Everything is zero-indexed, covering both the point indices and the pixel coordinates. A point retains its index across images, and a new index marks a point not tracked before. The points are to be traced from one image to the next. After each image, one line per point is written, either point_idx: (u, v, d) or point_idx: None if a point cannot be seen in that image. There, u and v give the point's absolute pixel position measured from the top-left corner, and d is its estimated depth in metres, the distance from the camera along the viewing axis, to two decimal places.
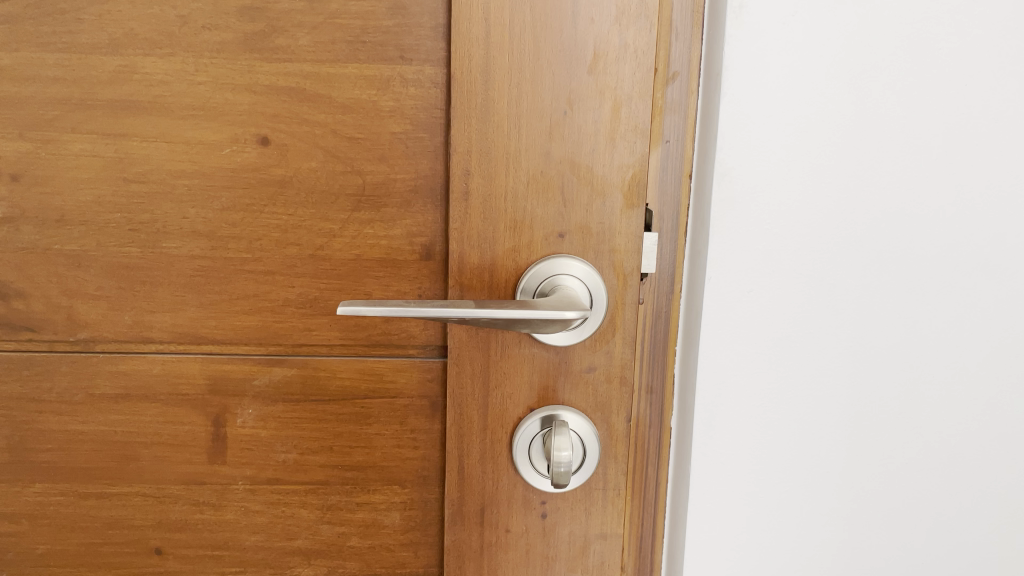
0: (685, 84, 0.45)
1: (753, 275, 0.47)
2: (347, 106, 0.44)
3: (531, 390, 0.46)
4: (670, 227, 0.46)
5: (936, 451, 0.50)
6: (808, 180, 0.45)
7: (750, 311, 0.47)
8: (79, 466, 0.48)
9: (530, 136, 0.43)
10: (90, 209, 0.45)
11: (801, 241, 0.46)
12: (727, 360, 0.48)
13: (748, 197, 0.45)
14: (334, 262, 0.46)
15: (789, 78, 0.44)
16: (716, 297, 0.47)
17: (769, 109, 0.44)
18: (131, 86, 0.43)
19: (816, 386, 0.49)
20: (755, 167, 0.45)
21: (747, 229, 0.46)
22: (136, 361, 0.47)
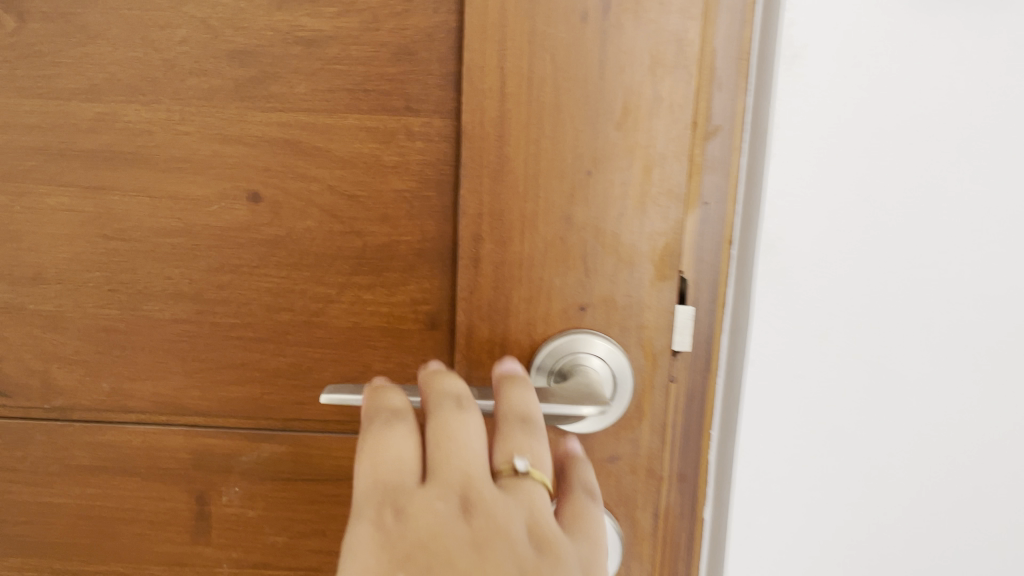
0: (729, 140, 0.39)
1: (802, 358, 0.41)
2: (347, 161, 0.39)
3: None
4: (707, 297, 0.41)
5: (1010, 563, 0.44)
6: (869, 253, 0.39)
7: (798, 397, 0.41)
8: (54, 542, 0.44)
9: (549, 199, 0.38)
10: (67, 268, 0.41)
11: (856, 321, 0.40)
12: (769, 452, 0.42)
13: (797, 272, 0.40)
14: (330, 329, 0.41)
15: (848, 139, 0.38)
16: (757, 382, 0.41)
17: (823, 172, 0.38)
18: (113, 135, 0.39)
19: (871, 484, 0.42)
20: (810, 237, 0.39)
21: (795, 307, 0.40)
22: (115, 431, 0.43)
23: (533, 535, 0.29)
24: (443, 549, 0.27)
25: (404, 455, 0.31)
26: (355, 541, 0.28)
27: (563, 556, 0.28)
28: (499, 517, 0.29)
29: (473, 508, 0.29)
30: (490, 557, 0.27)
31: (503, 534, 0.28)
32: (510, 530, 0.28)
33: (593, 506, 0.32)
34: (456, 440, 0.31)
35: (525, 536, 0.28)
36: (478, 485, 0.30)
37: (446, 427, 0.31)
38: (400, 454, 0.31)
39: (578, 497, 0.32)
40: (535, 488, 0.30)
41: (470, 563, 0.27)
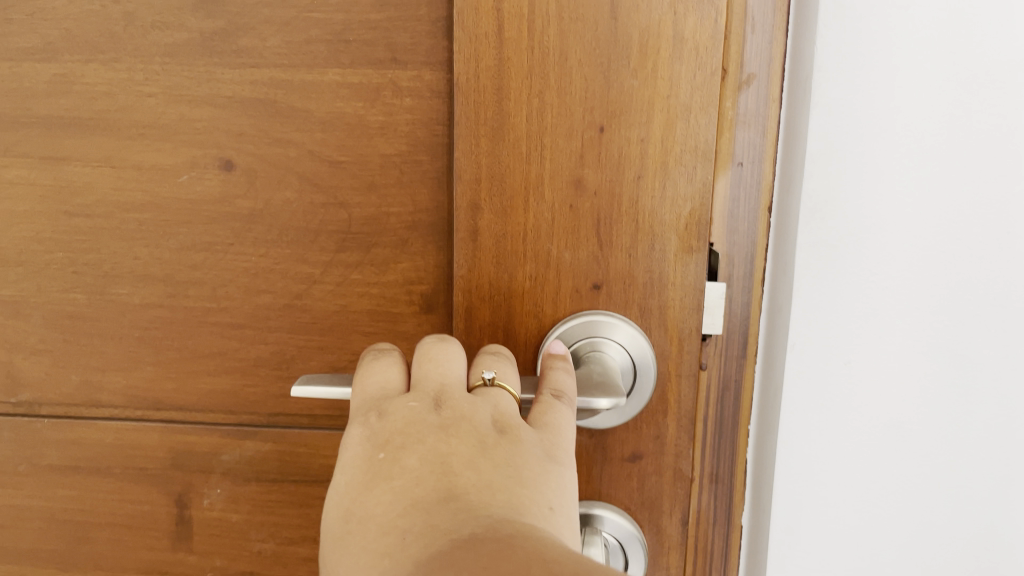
0: (765, 90, 0.34)
1: (854, 341, 0.34)
2: (327, 122, 0.35)
3: None
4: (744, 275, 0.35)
5: None
6: (939, 214, 0.32)
7: (850, 390, 0.34)
8: (26, 547, 0.41)
9: (556, 160, 0.33)
10: (28, 248, 0.37)
11: (922, 296, 0.33)
12: (816, 454, 0.35)
13: (847, 237, 0.33)
14: (315, 314, 0.37)
15: (909, 77, 0.31)
16: (800, 371, 0.34)
17: (879, 118, 0.31)
18: (70, 99, 0.35)
19: (942, 494, 0.35)
20: (865, 194, 0.32)
21: (844, 280, 0.33)
22: (87, 427, 0.39)
23: (499, 424, 0.28)
24: (415, 432, 0.28)
25: (388, 375, 0.31)
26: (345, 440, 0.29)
27: (525, 436, 0.28)
28: (464, 408, 0.29)
29: (443, 402, 0.29)
30: (454, 434, 0.27)
31: (468, 420, 0.28)
32: (475, 417, 0.28)
33: (559, 404, 0.30)
34: (433, 359, 0.31)
35: (490, 423, 0.28)
36: (450, 391, 0.30)
37: (423, 350, 0.31)
38: (382, 372, 0.31)
39: (545, 396, 0.31)
40: (500, 396, 0.30)
41: (437, 438, 0.27)
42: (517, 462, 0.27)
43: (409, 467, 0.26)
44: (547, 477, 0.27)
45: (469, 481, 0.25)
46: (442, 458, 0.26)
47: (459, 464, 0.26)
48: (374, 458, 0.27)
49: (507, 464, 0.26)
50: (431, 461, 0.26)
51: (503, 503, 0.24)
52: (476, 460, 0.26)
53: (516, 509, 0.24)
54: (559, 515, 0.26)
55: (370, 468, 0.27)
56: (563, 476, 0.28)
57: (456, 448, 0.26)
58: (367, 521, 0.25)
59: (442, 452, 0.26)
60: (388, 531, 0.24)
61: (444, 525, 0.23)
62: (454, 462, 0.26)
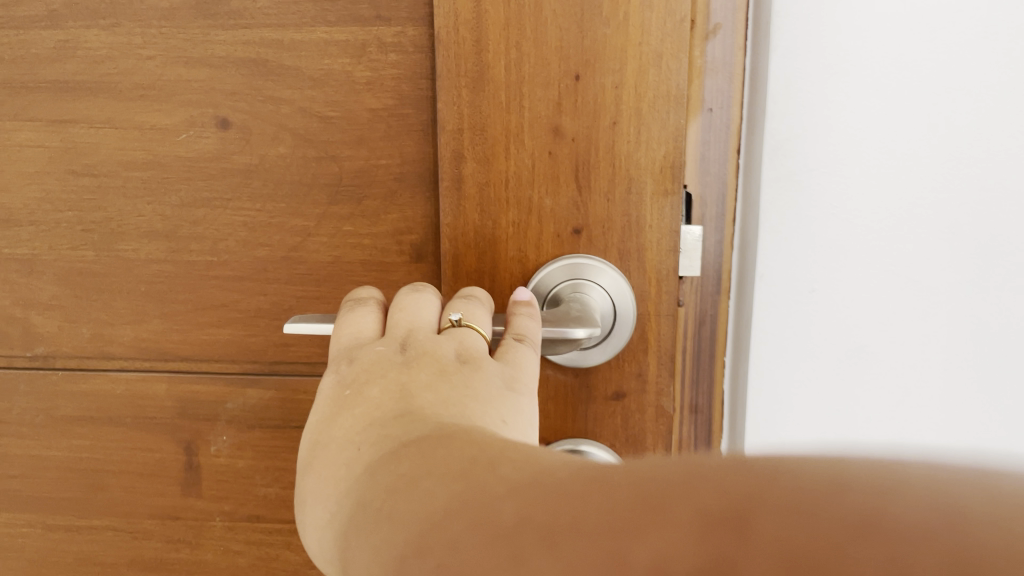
0: (732, 39, 0.35)
1: (817, 269, 0.36)
2: (317, 80, 0.36)
3: (547, 421, 0.38)
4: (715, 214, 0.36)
5: None
6: (894, 147, 0.34)
7: (815, 317, 0.36)
8: (45, 496, 0.43)
9: (534, 109, 0.35)
10: (39, 208, 0.39)
11: (879, 226, 0.35)
12: (787, 381, 0.37)
13: (807, 172, 0.35)
14: (311, 265, 0.38)
15: (858, 18, 0.33)
16: (769, 301, 0.36)
17: (832, 58, 0.33)
18: (74, 64, 0.37)
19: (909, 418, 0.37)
20: (821, 132, 0.34)
21: (806, 212, 0.35)
22: (99, 379, 0.41)
23: (462, 357, 0.30)
24: (379, 369, 0.30)
25: (362, 324, 0.33)
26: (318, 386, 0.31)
27: (486, 365, 0.30)
28: (428, 345, 0.31)
29: (409, 343, 0.31)
30: (416, 368, 0.29)
31: (431, 354, 0.30)
32: (439, 351, 0.30)
33: (522, 348, 0.32)
34: (407, 307, 0.33)
35: (453, 355, 0.30)
36: (418, 333, 0.31)
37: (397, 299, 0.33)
38: (357, 322, 0.33)
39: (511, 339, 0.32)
40: (468, 334, 0.31)
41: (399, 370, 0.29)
42: (476, 385, 0.29)
43: (373, 396, 0.28)
44: (500, 401, 0.29)
45: (426, 398, 0.27)
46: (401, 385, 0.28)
47: (417, 386, 0.28)
48: (343, 395, 0.29)
49: (464, 386, 0.28)
50: (393, 388, 0.28)
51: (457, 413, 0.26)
52: (434, 383, 0.28)
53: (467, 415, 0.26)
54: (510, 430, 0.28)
55: (338, 404, 0.29)
56: (520, 401, 0.30)
57: (417, 377, 0.29)
58: (333, 441, 0.27)
59: (403, 379, 0.28)
60: (348, 442, 0.26)
61: (395, 427, 0.25)
62: (412, 385, 0.28)
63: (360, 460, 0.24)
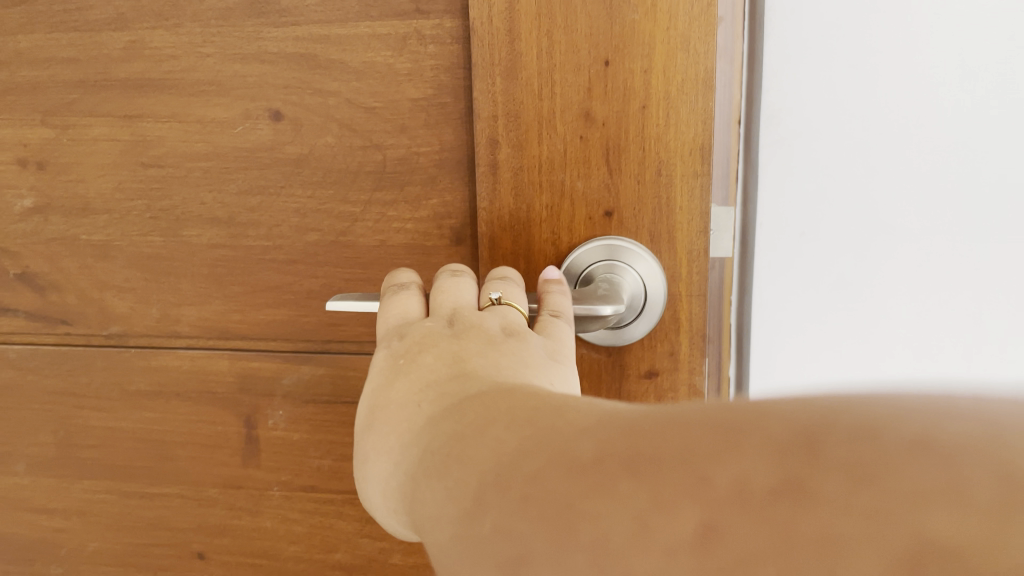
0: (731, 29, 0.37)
1: (806, 217, 0.44)
2: (361, 72, 0.38)
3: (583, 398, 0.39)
4: (718, 180, 0.37)
5: None
6: (867, 114, 0.41)
7: (804, 255, 0.45)
8: (121, 464, 0.46)
9: (565, 95, 0.36)
10: (111, 197, 0.42)
11: (858, 178, 0.42)
12: (782, 308, 0.46)
13: (796, 135, 0.43)
14: (358, 248, 0.41)
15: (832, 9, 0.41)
16: (766, 244, 0.45)
17: (812, 41, 0.41)
18: (141, 63, 0.40)
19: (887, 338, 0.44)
20: (804, 101, 0.42)
21: (794, 168, 0.43)
22: (167, 355, 0.44)
23: (507, 329, 0.31)
24: (432, 339, 0.29)
25: (405, 307, 0.34)
26: (374, 359, 0.31)
27: (532, 336, 0.31)
28: (474, 319, 0.31)
29: (456, 319, 0.31)
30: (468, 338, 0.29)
31: (480, 328, 0.30)
32: (485, 324, 0.31)
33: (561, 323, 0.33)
34: (449, 290, 0.34)
35: (498, 327, 0.31)
36: (462, 311, 0.32)
37: (439, 283, 0.34)
38: (400, 305, 0.34)
39: (546, 315, 0.33)
40: (511, 312, 0.32)
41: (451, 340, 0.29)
42: (525, 353, 0.29)
43: (429, 360, 0.28)
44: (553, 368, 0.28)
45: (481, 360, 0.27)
46: (457, 352, 0.28)
47: (471, 350, 0.28)
48: (397, 362, 0.29)
49: (515, 352, 0.28)
50: (447, 352, 0.28)
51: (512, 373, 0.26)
52: (487, 349, 0.28)
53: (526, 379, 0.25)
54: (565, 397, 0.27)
55: (394, 372, 0.28)
56: (567, 372, 0.30)
57: (468, 343, 0.29)
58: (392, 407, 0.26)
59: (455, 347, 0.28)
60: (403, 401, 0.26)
61: (453, 385, 0.24)
62: (467, 350, 0.28)
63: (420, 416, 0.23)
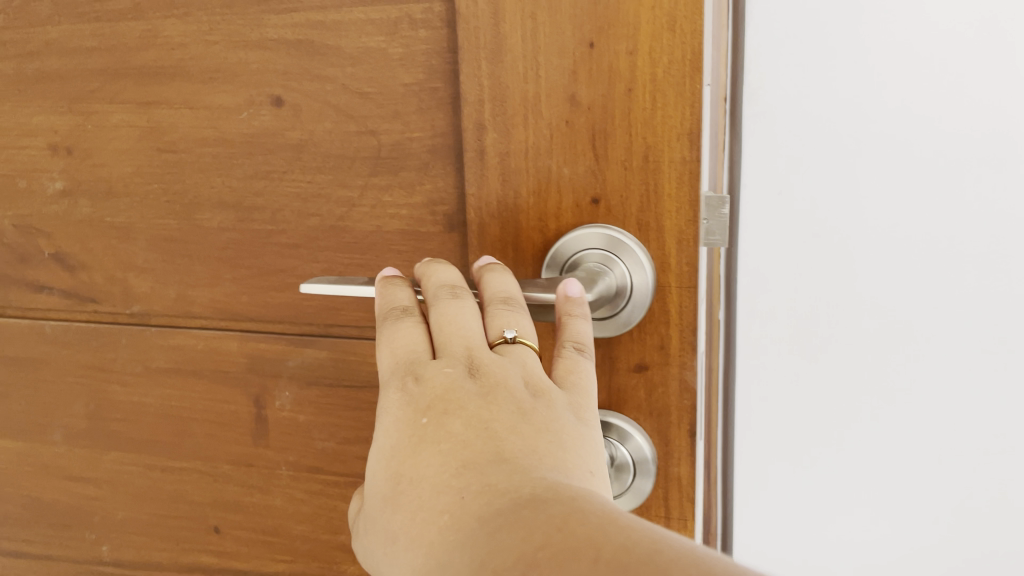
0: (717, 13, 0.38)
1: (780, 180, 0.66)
2: (356, 57, 0.38)
3: None
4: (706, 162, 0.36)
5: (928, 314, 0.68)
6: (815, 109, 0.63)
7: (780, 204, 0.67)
8: (145, 438, 0.49)
9: (550, 78, 0.35)
10: (131, 181, 0.44)
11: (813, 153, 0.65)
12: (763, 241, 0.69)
13: (771, 118, 0.64)
14: (355, 233, 0.41)
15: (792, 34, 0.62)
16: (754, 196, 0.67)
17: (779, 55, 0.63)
18: (155, 51, 0.42)
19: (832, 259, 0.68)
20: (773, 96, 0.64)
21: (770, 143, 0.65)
22: (183, 335, 0.46)
23: (531, 386, 0.30)
24: (454, 398, 0.28)
25: (412, 337, 0.32)
26: (385, 404, 0.30)
27: (557, 397, 0.29)
28: (496, 373, 0.30)
29: (476, 368, 0.30)
30: (496, 405, 0.28)
31: (504, 384, 0.29)
32: (509, 381, 0.29)
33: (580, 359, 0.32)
34: (452, 320, 0.32)
35: (523, 384, 0.29)
36: (477, 353, 0.31)
37: (444, 312, 0.32)
38: (404, 334, 0.32)
39: (569, 351, 0.32)
40: (526, 352, 0.31)
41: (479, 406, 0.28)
42: (554, 425, 0.28)
43: (455, 432, 0.27)
44: (584, 440, 0.28)
45: (515, 445, 0.26)
46: (485, 423, 0.27)
47: (502, 429, 0.27)
48: (417, 424, 0.28)
49: (547, 429, 0.28)
50: (475, 426, 0.27)
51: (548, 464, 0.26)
52: (518, 425, 0.27)
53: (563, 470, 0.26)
54: (598, 479, 0.28)
55: (413, 437, 0.28)
56: (594, 435, 0.29)
57: (497, 415, 0.28)
58: (417, 481, 0.26)
59: (485, 418, 0.28)
60: (436, 489, 0.26)
61: (501, 500, 0.24)
62: (499, 428, 0.27)
63: (466, 514, 0.24)
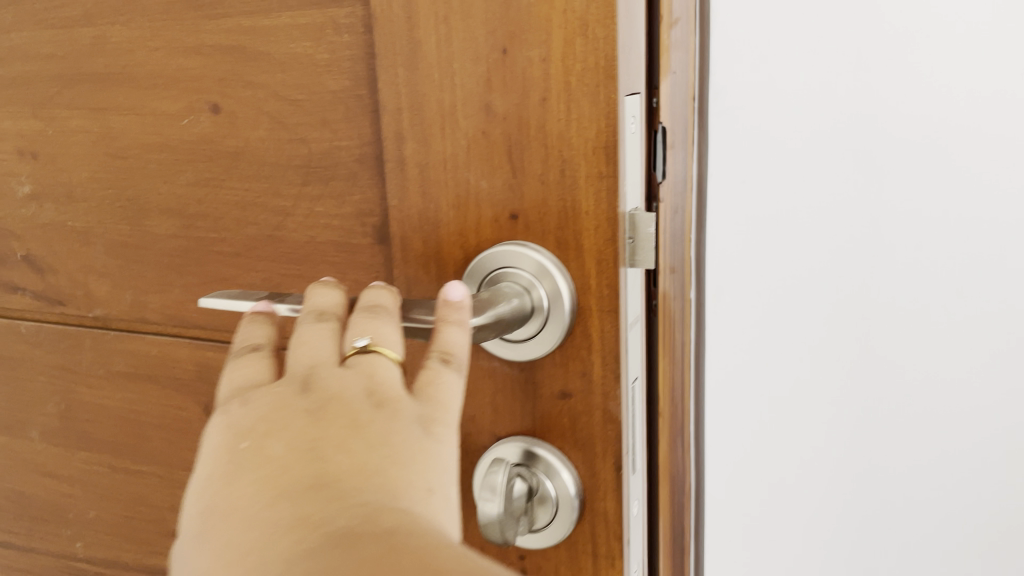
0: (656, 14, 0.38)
1: None
2: (285, 64, 0.37)
3: (497, 415, 0.36)
4: (632, 173, 0.33)
5: None
6: None
7: None
8: (109, 439, 0.49)
9: (465, 86, 0.33)
10: (88, 186, 0.44)
11: None
12: None
13: None
14: (290, 243, 0.40)
15: None
16: None
17: None
18: (105, 57, 0.42)
19: None
20: None
21: None
22: (140, 340, 0.46)
23: (373, 396, 0.27)
24: (281, 419, 0.26)
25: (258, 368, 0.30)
26: (207, 433, 0.27)
27: (403, 407, 0.27)
28: (333, 387, 0.27)
29: (313, 385, 0.28)
30: (327, 422, 0.26)
31: (340, 398, 0.27)
32: (346, 394, 0.27)
33: (446, 368, 0.29)
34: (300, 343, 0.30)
35: (363, 396, 0.27)
36: (319, 370, 0.28)
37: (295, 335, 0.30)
38: (245, 371, 0.30)
39: (431, 360, 0.29)
40: (376, 360, 0.29)
41: (305, 424, 0.26)
42: (392, 438, 0.26)
43: (277, 455, 0.25)
44: (429, 456, 0.26)
45: (338, 467, 0.24)
46: (310, 444, 0.25)
47: (328, 448, 0.25)
48: (237, 449, 0.26)
49: (381, 443, 0.25)
50: (299, 448, 0.25)
51: (370, 486, 0.24)
52: (347, 442, 0.25)
53: (391, 491, 0.24)
54: (439, 496, 0.25)
55: (232, 464, 0.25)
56: (441, 450, 0.27)
57: (326, 434, 0.25)
58: (231, 515, 0.24)
59: (310, 437, 0.25)
60: (247, 524, 0.23)
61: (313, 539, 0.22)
62: (324, 448, 0.25)
63: (274, 555, 0.22)
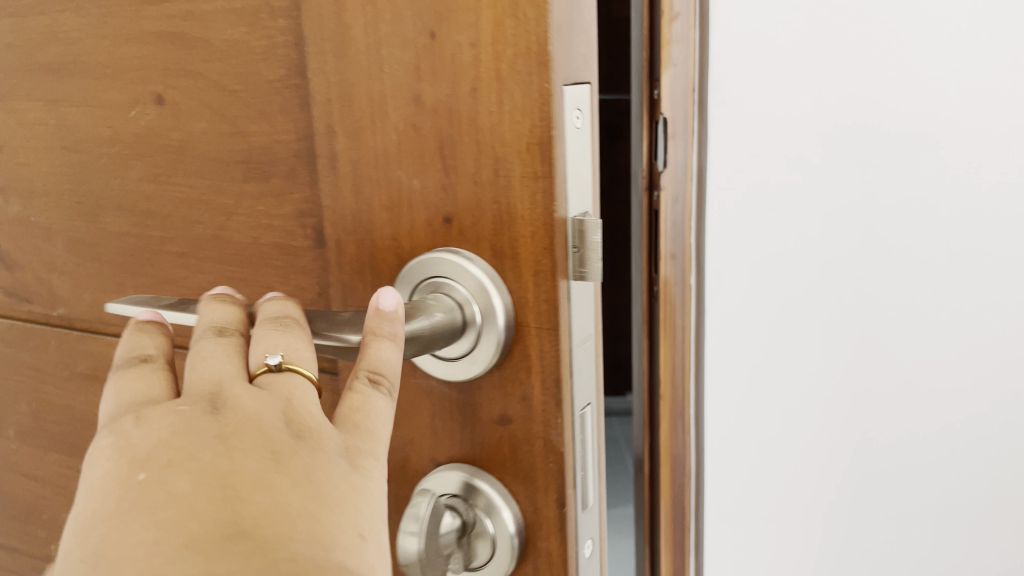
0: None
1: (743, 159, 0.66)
2: (223, 51, 0.35)
3: (436, 439, 0.33)
4: (577, 173, 0.29)
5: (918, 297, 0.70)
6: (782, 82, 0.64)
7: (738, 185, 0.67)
8: (75, 442, 0.48)
9: (393, 74, 0.30)
10: (48, 180, 0.43)
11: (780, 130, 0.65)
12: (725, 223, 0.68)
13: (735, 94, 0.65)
14: (234, 244, 0.37)
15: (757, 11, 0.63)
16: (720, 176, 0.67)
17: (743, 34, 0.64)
18: (59, 47, 0.40)
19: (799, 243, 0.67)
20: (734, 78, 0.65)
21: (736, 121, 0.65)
22: (99, 340, 0.44)
23: (293, 424, 0.24)
24: (184, 444, 0.22)
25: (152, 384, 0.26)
26: (92, 456, 0.23)
27: (328, 440, 0.24)
28: (248, 408, 0.24)
29: (221, 405, 0.24)
30: (240, 453, 0.22)
31: (257, 425, 0.23)
32: (264, 420, 0.23)
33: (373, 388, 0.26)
34: (210, 358, 0.26)
35: (283, 424, 0.24)
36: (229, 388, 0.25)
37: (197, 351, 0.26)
38: (135, 385, 0.26)
39: (365, 376, 0.26)
40: (294, 382, 0.25)
41: (212, 454, 0.22)
42: (321, 476, 0.23)
43: (177, 496, 0.21)
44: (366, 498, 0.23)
45: (257, 509, 0.21)
46: (220, 477, 0.21)
47: (244, 485, 0.21)
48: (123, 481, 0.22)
49: (309, 481, 0.22)
50: (207, 482, 0.21)
51: (292, 538, 0.21)
52: (268, 477, 0.22)
53: (319, 539, 0.21)
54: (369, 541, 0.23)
55: (123, 509, 0.21)
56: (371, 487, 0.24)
57: (241, 468, 0.22)
58: (118, 565, 0.20)
59: (221, 470, 0.22)
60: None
61: None
62: (241, 485, 0.21)
63: None
